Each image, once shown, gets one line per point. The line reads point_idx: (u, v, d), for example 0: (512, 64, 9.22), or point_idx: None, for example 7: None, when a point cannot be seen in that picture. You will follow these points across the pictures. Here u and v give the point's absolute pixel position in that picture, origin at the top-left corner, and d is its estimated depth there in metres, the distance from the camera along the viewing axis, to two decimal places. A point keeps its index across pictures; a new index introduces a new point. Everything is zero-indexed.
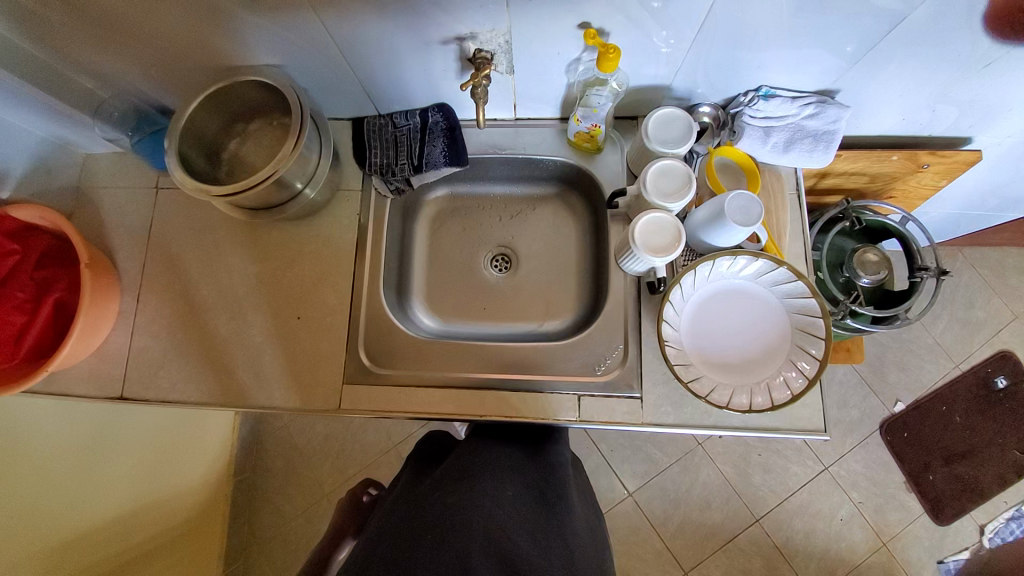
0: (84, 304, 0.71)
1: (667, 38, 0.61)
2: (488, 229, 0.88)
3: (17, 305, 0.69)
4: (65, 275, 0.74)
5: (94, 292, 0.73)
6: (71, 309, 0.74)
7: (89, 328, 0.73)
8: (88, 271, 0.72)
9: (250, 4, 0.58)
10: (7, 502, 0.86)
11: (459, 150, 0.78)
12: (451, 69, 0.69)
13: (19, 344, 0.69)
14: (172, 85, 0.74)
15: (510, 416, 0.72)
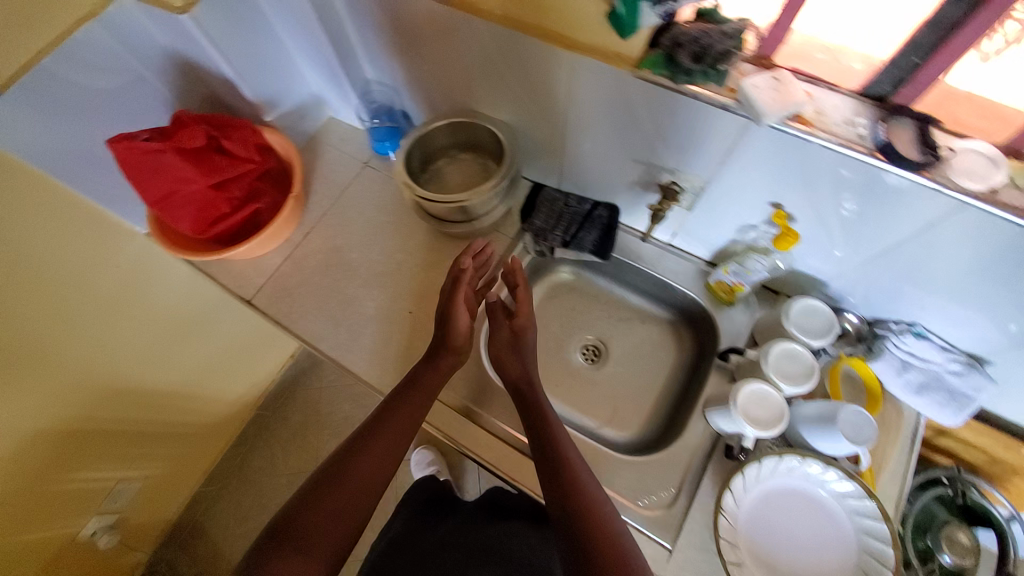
0: (275, 226, 0.85)
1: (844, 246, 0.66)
2: (592, 320, 0.94)
3: (229, 199, 0.82)
4: (270, 192, 0.88)
5: (286, 218, 0.88)
6: (257, 219, 0.88)
7: (263, 241, 0.87)
8: (293, 201, 0.88)
9: (520, 77, 0.72)
10: (105, 338, 1.02)
11: (608, 246, 0.86)
12: (640, 184, 0.77)
13: (212, 227, 0.82)
14: (423, 100, 0.92)
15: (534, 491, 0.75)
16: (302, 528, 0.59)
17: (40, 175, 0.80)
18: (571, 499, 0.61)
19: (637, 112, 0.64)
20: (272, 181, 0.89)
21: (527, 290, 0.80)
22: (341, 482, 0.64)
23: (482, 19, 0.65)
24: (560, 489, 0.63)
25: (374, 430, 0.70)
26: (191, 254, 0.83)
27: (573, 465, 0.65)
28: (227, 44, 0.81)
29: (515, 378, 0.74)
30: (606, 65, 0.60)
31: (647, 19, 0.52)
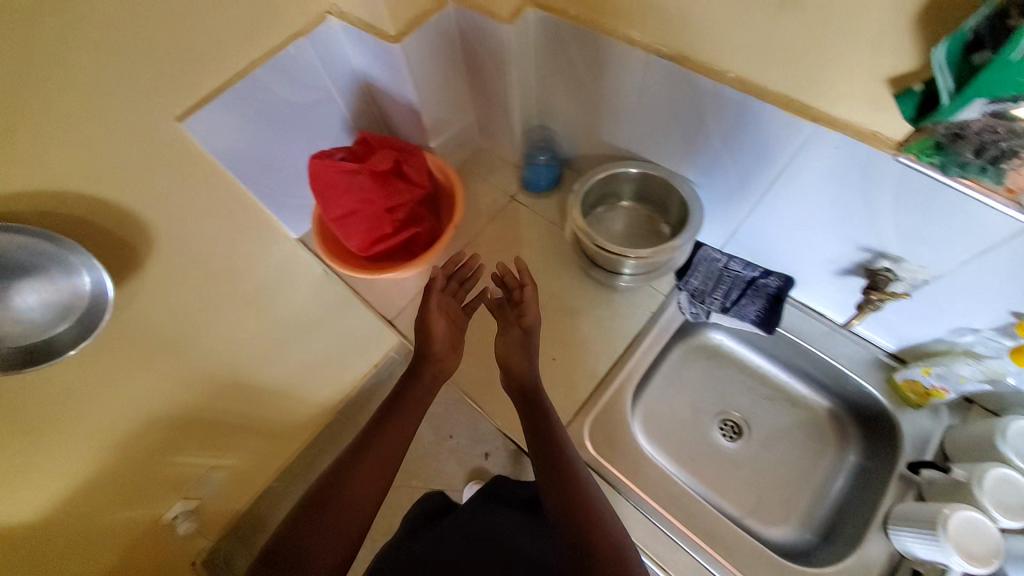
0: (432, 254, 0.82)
1: None
2: (735, 393, 0.87)
3: (394, 220, 0.82)
4: (429, 219, 0.87)
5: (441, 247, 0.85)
6: (412, 244, 0.87)
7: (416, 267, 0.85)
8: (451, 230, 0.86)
9: (731, 140, 0.67)
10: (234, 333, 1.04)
11: (774, 321, 0.79)
12: (839, 264, 0.71)
13: (373, 246, 0.82)
14: (588, 143, 0.89)
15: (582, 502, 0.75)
16: (293, 552, 0.64)
17: (229, 178, 0.83)
18: (572, 502, 0.64)
19: (875, 195, 0.59)
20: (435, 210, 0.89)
21: (534, 289, 0.76)
22: (338, 487, 0.70)
23: (714, 79, 0.62)
24: (564, 493, 0.65)
25: (381, 427, 0.75)
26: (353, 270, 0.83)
27: (571, 465, 0.66)
28: (420, 73, 0.82)
29: (519, 379, 0.72)
30: (859, 144, 0.56)
31: (959, 116, 0.46)
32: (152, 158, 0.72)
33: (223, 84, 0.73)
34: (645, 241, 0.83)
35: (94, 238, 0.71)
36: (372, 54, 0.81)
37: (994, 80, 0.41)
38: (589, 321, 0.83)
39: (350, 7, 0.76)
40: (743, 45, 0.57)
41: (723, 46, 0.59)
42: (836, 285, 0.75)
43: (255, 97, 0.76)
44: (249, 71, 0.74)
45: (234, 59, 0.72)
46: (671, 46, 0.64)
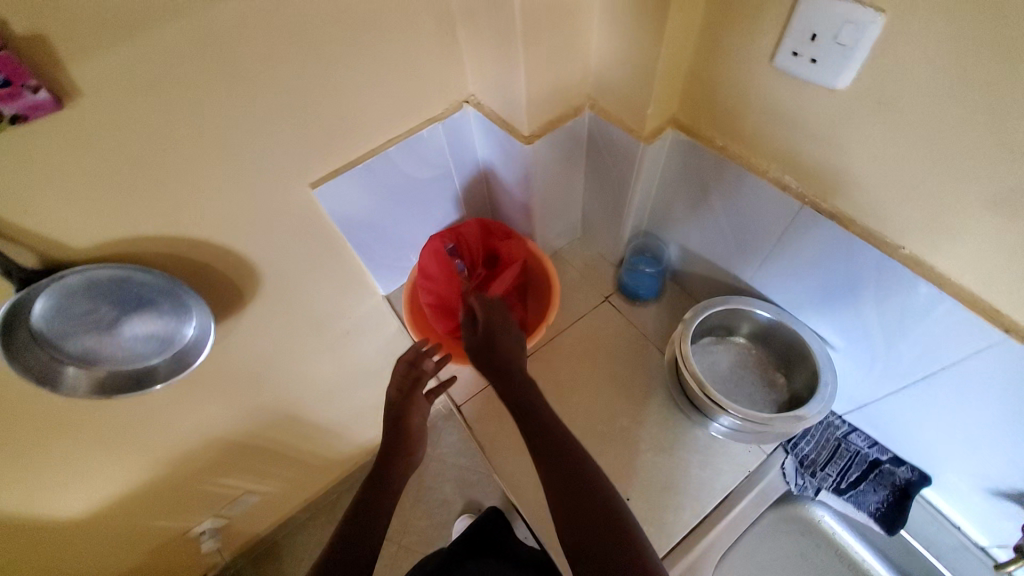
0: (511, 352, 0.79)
1: None
2: None
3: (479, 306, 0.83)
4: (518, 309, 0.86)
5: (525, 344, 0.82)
6: None
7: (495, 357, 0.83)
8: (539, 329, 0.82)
9: (883, 315, 0.59)
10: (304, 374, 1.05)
11: (899, 521, 0.68)
12: (999, 484, 0.60)
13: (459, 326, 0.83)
14: (701, 266, 0.83)
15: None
16: None
17: (340, 241, 0.84)
18: (583, 502, 0.60)
19: None
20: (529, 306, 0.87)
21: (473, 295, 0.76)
22: (359, 535, 0.66)
23: (882, 252, 0.54)
24: (572, 491, 0.60)
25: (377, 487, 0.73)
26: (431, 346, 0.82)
27: (581, 468, 0.62)
28: (542, 169, 0.81)
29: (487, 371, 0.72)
30: None
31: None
32: (279, 217, 0.73)
33: (357, 157, 0.75)
34: (754, 386, 0.75)
35: (210, 283, 0.72)
36: (500, 145, 0.81)
37: None
38: (674, 463, 0.75)
39: (490, 101, 0.77)
40: (928, 228, 0.50)
41: (901, 221, 0.52)
42: (986, 506, 0.63)
43: (382, 172, 0.78)
44: (383, 148, 0.76)
45: (373, 137, 0.74)
46: (832, 204, 0.58)
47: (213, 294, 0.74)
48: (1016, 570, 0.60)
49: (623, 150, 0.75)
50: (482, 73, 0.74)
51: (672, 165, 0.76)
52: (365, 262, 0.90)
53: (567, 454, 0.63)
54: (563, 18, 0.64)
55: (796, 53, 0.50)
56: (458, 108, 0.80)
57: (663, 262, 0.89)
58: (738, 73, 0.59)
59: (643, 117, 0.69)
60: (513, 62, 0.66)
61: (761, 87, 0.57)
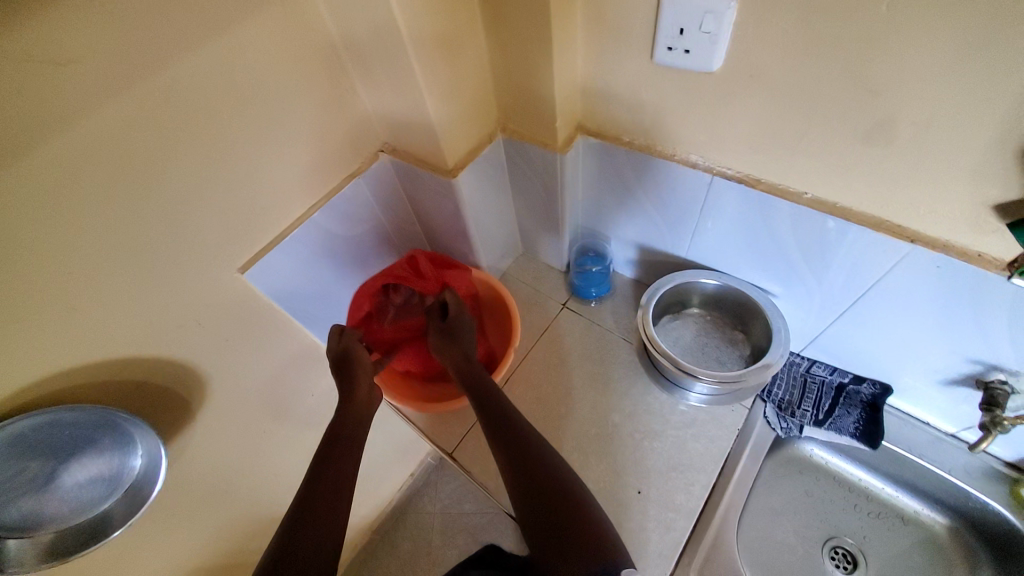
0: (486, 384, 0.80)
1: None
2: (839, 515, 0.79)
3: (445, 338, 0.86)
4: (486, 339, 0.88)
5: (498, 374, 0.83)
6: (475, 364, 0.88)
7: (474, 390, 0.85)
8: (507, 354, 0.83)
9: (806, 254, 0.65)
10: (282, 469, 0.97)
11: (878, 434, 0.73)
12: (946, 374, 0.66)
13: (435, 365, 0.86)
14: (640, 251, 0.88)
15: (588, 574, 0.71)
16: None
17: (289, 321, 0.80)
18: (560, 513, 0.56)
19: (988, 313, 0.56)
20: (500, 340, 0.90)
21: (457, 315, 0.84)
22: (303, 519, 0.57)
23: (789, 200, 0.61)
24: (547, 503, 0.57)
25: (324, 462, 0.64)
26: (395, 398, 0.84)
27: (562, 479, 0.59)
28: (471, 198, 0.82)
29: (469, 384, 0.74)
30: (965, 265, 0.53)
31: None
32: (216, 311, 0.69)
33: (284, 231, 0.72)
34: (719, 348, 0.79)
35: (154, 401, 0.66)
36: (425, 185, 0.82)
37: None
38: (671, 443, 0.76)
39: (404, 146, 0.78)
40: (821, 171, 0.57)
41: (797, 171, 0.58)
42: (946, 397, 0.69)
43: (312, 239, 0.76)
44: (309, 216, 0.74)
45: (295, 206, 0.73)
46: (737, 169, 0.64)
47: (160, 411, 0.67)
48: (984, 447, 0.66)
49: (542, 163, 0.79)
50: (390, 122, 0.75)
51: (589, 165, 0.80)
52: (318, 333, 0.87)
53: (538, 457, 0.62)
54: (456, 56, 0.67)
55: (671, 47, 0.56)
56: (374, 160, 0.81)
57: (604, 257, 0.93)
58: (625, 74, 0.64)
59: (552, 130, 0.73)
60: (419, 104, 0.67)
61: (647, 81, 0.63)
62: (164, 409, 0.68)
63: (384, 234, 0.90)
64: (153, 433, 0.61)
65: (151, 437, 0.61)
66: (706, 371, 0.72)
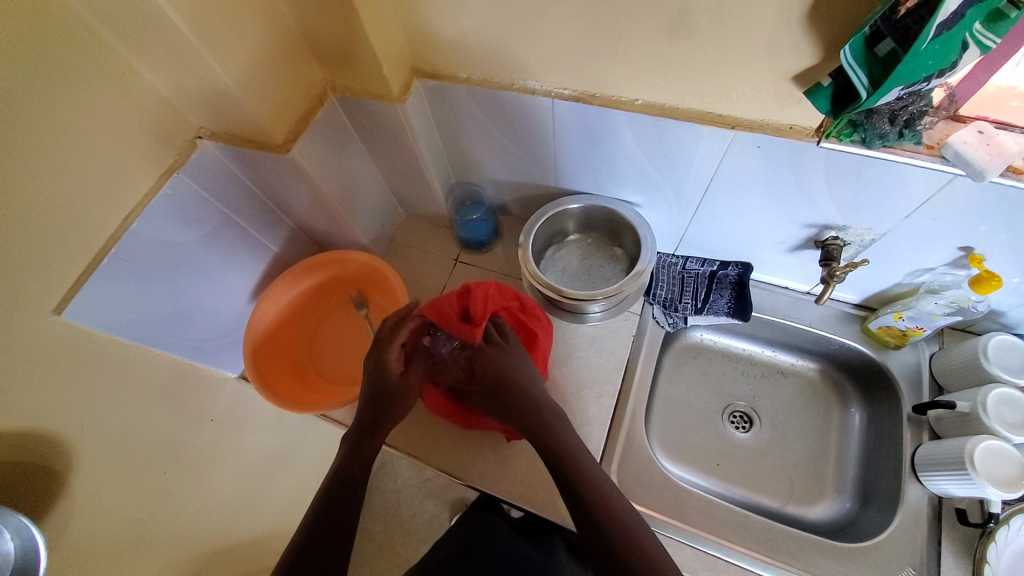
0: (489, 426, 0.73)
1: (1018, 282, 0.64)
2: (733, 384, 0.88)
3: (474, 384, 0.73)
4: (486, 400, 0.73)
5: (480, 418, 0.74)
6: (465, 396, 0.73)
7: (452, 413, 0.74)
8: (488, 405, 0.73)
9: (654, 159, 0.67)
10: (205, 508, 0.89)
11: (746, 306, 0.79)
12: (791, 241, 0.73)
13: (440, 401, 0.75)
14: (515, 189, 0.87)
15: (530, 501, 0.73)
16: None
17: (143, 350, 0.70)
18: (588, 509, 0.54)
19: (810, 179, 0.61)
20: (382, 305, 0.91)
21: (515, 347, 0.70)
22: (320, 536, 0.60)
23: (625, 110, 0.61)
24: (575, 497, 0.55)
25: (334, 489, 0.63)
26: (288, 406, 0.78)
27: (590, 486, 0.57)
28: (321, 171, 0.75)
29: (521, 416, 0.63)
30: (782, 140, 0.57)
31: (879, 104, 0.47)
32: (49, 367, 0.57)
33: (98, 255, 0.62)
34: (604, 267, 0.82)
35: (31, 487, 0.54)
36: (262, 167, 0.73)
37: (913, 62, 0.41)
38: (578, 365, 0.80)
39: (223, 127, 0.68)
40: (645, 75, 0.57)
41: (625, 80, 0.59)
42: (795, 261, 0.77)
43: (135, 255, 0.67)
44: (124, 230, 0.64)
45: (103, 223, 0.62)
46: (573, 88, 0.63)
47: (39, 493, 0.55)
48: (826, 298, 0.72)
49: (386, 117, 0.73)
50: (194, 102, 0.65)
51: (437, 110, 0.76)
52: (183, 353, 0.78)
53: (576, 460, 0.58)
54: (248, 11, 0.57)
55: None
56: (192, 149, 0.69)
57: (483, 203, 0.92)
58: (437, 3, 0.59)
59: (384, 79, 0.66)
60: (215, 77, 0.58)
61: (462, 9, 0.58)
62: (42, 485, 0.56)
63: (233, 230, 0.81)
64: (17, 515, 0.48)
65: (16, 520, 0.47)
66: (596, 292, 0.75)
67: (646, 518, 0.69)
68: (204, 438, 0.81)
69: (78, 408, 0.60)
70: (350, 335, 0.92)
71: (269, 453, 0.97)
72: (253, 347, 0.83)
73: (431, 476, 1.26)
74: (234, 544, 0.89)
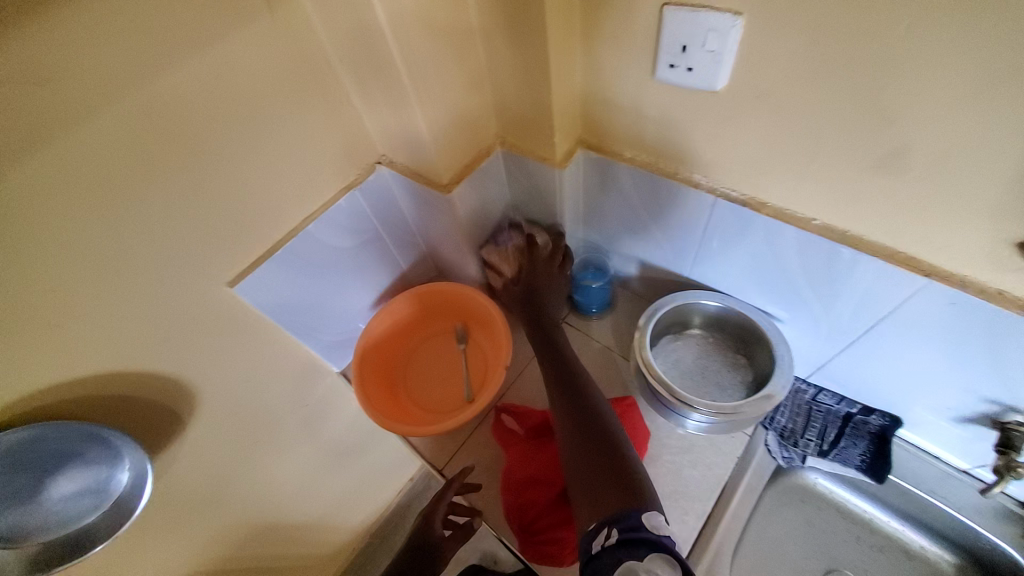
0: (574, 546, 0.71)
1: None
2: (842, 548, 0.75)
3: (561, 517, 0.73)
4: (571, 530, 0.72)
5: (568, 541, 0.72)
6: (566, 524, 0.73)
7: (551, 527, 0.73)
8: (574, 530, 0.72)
9: (817, 280, 0.61)
10: (274, 498, 0.90)
11: (885, 468, 0.70)
12: (963, 411, 0.62)
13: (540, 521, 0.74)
14: (642, 268, 0.85)
15: None
16: None
17: (278, 332, 0.78)
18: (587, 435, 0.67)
19: (1012, 354, 0.51)
20: (482, 343, 0.94)
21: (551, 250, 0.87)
22: None
23: (798, 227, 0.58)
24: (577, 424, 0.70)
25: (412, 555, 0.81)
26: (377, 417, 0.81)
27: (592, 416, 0.70)
28: (468, 211, 0.80)
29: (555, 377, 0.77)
30: (989, 304, 0.49)
31: None
32: (202, 329, 0.66)
33: (275, 245, 0.71)
34: (721, 373, 0.76)
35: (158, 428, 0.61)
36: (419, 196, 0.79)
37: None
38: (670, 471, 0.73)
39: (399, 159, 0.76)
40: (832, 199, 0.53)
41: (806, 197, 0.55)
42: (960, 434, 0.65)
43: (302, 251, 0.75)
44: (301, 230, 0.72)
45: (286, 220, 0.71)
46: (743, 192, 0.61)
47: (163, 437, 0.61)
48: (996, 491, 0.62)
49: (540, 176, 0.76)
50: (384, 133, 0.73)
51: (590, 179, 0.77)
52: (314, 345, 0.86)
53: (586, 407, 0.71)
54: (458, 69, 0.65)
55: (673, 65, 0.53)
56: (370, 172, 0.78)
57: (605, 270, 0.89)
58: (627, 88, 0.61)
59: (551, 144, 0.70)
60: (410, 117, 0.65)
61: (650, 98, 0.60)
62: None
63: (378, 246, 0.89)
64: (144, 458, 0.55)
65: (140, 462, 0.55)
66: (703, 401, 0.69)
67: None
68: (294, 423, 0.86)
69: (204, 366, 0.68)
70: (443, 365, 0.94)
71: (337, 451, 1.01)
72: (364, 353, 0.89)
73: None
74: None
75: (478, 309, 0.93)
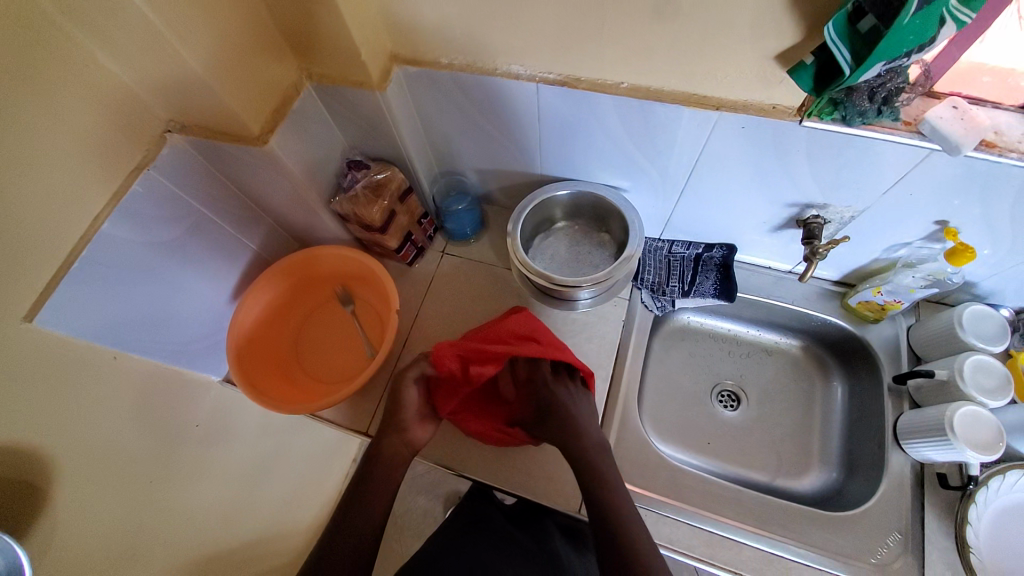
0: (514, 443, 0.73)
1: (986, 254, 0.66)
2: (718, 363, 0.90)
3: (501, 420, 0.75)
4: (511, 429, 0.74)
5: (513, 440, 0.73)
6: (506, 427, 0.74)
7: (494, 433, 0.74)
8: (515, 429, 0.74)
9: (640, 141, 0.67)
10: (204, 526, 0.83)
11: (732, 288, 0.81)
12: (774, 222, 0.74)
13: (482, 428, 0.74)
14: (498, 177, 0.86)
15: (525, 484, 0.73)
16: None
17: (121, 355, 0.67)
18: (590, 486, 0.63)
19: (793, 158, 0.61)
20: (367, 300, 0.90)
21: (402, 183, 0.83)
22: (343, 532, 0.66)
23: (610, 93, 0.61)
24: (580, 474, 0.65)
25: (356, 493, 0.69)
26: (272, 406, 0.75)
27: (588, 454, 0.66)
28: (300, 162, 0.72)
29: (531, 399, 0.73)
30: (764, 120, 0.57)
31: (861, 80, 0.47)
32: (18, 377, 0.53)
33: (70, 256, 0.59)
34: (591, 253, 0.82)
35: (9, 503, 0.50)
36: (235, 159, 0.70)
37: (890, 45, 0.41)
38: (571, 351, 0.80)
39: (191, 120, 0.65)
40: (630, 58, 0.57)
41: (610, 62, 0.58)
42: (775, 241, 0.79)
43: (107, 256, 0.63)
44: (95, 232, 0.61)
45: (72, 224, 0.58)
46: (558, 72, 0.62)
47: (18, 513, 0.51)
48: (809, 277, 0.72)
49: (365, 105, 0.71)
50: (159, 94, 0.61)
51: (417, 97, 0.74)
52: (157, 357, 0.75)
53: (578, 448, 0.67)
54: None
55: None
56: (161, 144, 0.66)
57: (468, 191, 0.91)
58: None
59: (362, 67, 0.65)
60: (183, 64, 0.55)
61: None
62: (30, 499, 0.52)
63: (209, 229, 0.78)
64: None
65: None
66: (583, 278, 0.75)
67: (640, 497, 0.70)
68: (190, 444, 0.78)
69: None
70: (335, 333, 0.90)
71: (255, 455, 0.95)
72: (237, 347, 0.80)
73: (424, 471, 1.24)
74: (232, 548, 0.86)
75: (350, 267, 0.88)
